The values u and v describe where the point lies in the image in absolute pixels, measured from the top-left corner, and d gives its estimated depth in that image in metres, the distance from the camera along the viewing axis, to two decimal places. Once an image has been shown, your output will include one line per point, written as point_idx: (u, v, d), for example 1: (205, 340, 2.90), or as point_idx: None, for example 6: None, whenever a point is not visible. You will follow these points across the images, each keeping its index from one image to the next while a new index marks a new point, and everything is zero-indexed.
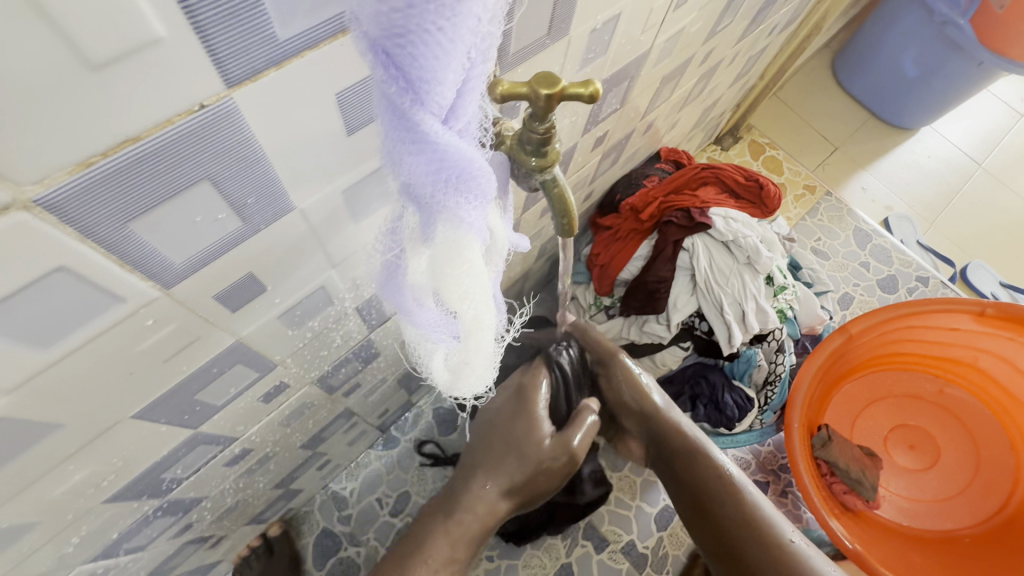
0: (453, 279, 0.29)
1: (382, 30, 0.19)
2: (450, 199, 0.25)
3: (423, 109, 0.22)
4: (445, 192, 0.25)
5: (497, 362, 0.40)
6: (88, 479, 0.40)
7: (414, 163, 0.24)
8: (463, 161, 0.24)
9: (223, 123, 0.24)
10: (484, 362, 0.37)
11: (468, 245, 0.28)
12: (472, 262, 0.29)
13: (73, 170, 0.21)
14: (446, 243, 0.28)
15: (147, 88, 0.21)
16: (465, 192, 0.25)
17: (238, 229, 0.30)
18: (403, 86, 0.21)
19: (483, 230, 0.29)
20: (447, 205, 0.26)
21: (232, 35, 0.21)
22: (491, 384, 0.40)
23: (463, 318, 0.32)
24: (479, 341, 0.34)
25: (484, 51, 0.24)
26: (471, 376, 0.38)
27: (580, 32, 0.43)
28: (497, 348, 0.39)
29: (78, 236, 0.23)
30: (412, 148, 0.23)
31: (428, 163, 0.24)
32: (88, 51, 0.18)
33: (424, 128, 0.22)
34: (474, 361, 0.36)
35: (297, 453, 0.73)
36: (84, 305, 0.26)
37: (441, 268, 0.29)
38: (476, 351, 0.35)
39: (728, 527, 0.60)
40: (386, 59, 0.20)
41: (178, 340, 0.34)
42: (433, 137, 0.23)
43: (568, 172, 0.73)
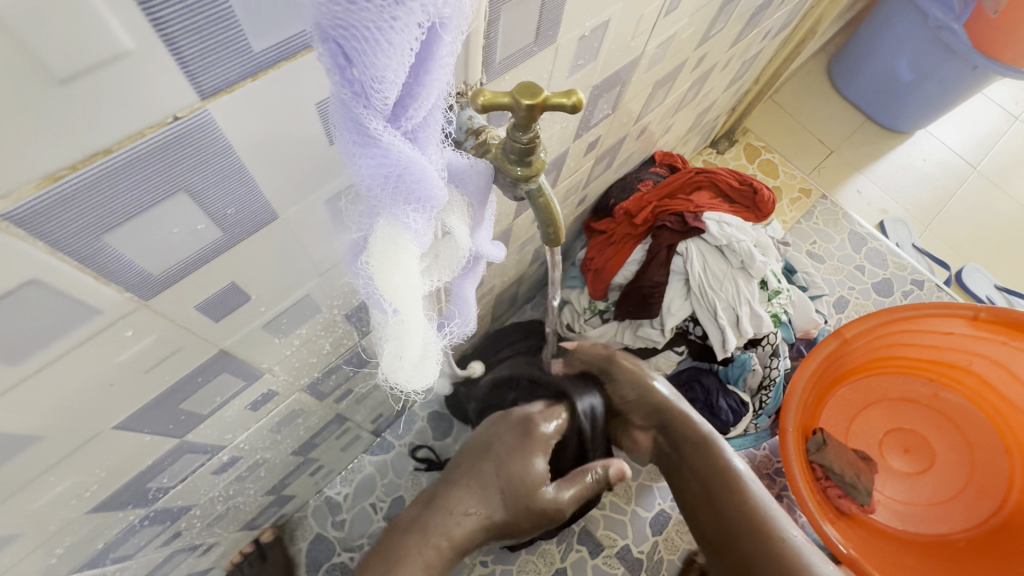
0: (385, 277, 0.28)
1: (322, 25, 0.19)
2: (389, 196, 0.26)
3: (365, 108, 0.22)
4: (383, 189, 0.25)
5: (437, 365, 0.38)
6: (71, 490, 0.39)
7: (356, 158, 0.24)
8: (403, 162, 0.24)
9: (197, 135, 0.24)
10: (418, 365, 0.35)
11: (403, 243, 0.28)
12: (406, 264, 0.28)
13: (41, 184, 0.20)
14: (385, 233, 0.27)
15: (119, 101, 0.20)
16: (404, 188, 0.25)
17: (219, 240, 0.30)
18: (346, 82, 0.21)
19: (427, 233, 0.29)
20: (384, 199, 0.26)
21: (204, 46, 0.21)
22: (427, 386, 0.38)
23: (395, 311, 0.31)
24: (411, 343, 0.33)
25: (445, 55, 0.24)
26: (402, 379, 0.36)
27: (568, 39, 0.43)
28: (438, 349, 0.37)
29: (50, 250, 0.23)
30: (355, 143, 0.23)
31: (368, 160, 0.24)
32: (53, 65, 0.18)
33: (365, 125, 0.22)
34: (407, 364, 0.34)
35: (289, 459, 0.73)
36: (59, 319, 0.26)
37: (375, 262, 0.28)
38: (409, 354, 0.33)
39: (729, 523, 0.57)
40: (330, 55, 0.20)
41: (159, 350, 0.34)
42: (375, 136, 0.23)
43: (561, 177, 0.73)
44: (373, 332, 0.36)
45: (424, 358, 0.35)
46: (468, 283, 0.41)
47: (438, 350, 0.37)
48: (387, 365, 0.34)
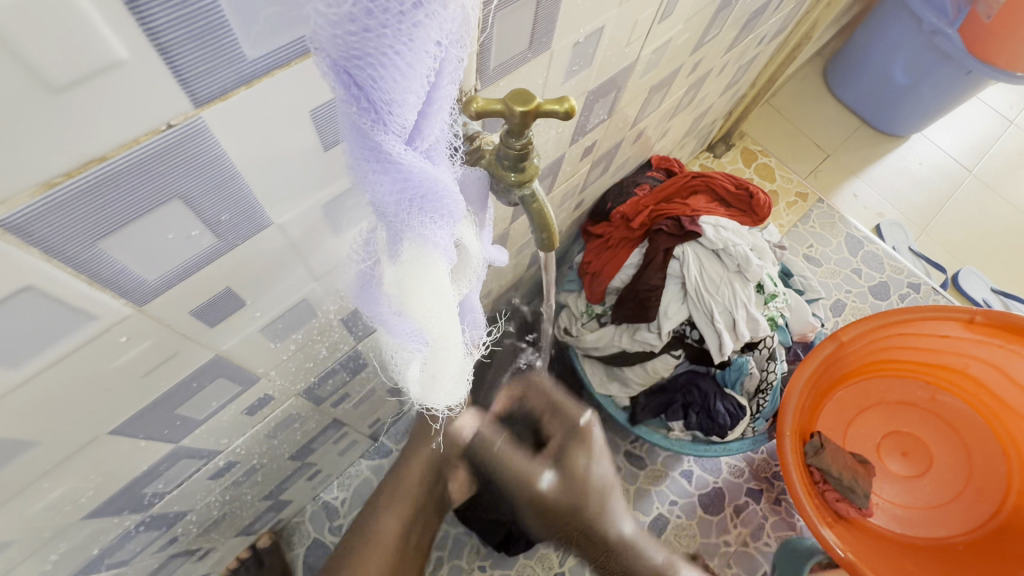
0: (419, 300, 0.29)
1: (341, 53, 0.19)
2: (415, 220, 0.26)
3: (384, 132, 0.22)
4: (409, 211, 0.25)
5: (470, 376, 0.38)
6: (66, 496, 0.39)
7: (379, 183, 0.24)
8: (425, 182, 0.24)
9: (193, 142, 0.24)
10: (457, 380, 0.36)
11: (433, 264, 0.28)
12: (436, 282, 0.28)
13: (36, 191, 0.21)
14: (412, 257, 0.27)
15: (113, 109, 0.20)
16: (430, 212, 0.26)
17: (213, 246, 0.30)
18: (365, 108, 0.21)
19: (452, 249, 0.29)
20: (412, 224, 0.26)
21: (197, 56, 0.21)
22: (463, 398, 0.38)
23: (429, 332, 0.31)
24: (454, 360, 0.34)
25: (451, 70, 0.24)
26: (442, 395, 0.37)
27: (562, 46, 0.43)
28: (470, 361, 0.38)
29: (45, 256, 0.23)
30: (376, 168, 0.23)
31: (390, 184, 0.24)
32: (48, 75, 0.18)
33: (386, 149, 0.23)
34: (446, 380, 0.35)
35: (286, 464, 0.73)
36: (54, 325, 0.26)
37: (408, 287, 0.29)
38: (448, 372, 0.35)
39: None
40: (347, 82, 0.20)
41: (155, 356, 0.34)
42: (396, 158, 0.23)
43: (557, 182, 0.74)
44: (404, 355, 0.37)
45: (460, 373, 0.36)
46: (476, 292, 0.41)
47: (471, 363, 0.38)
48: (422, 386, 0.36)
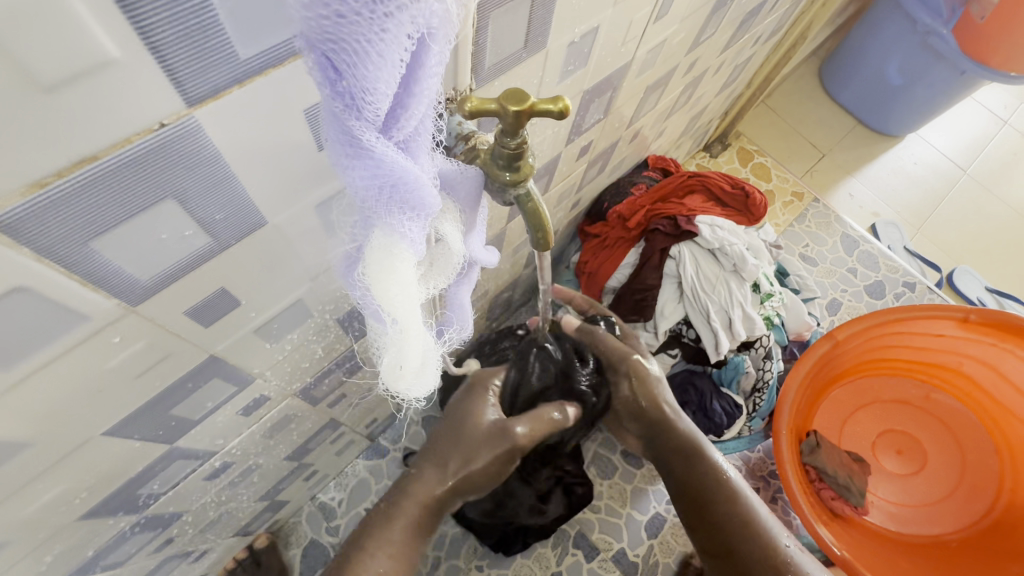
0: (382, 287, 0.28)
1: (314, 36, 0.19)
2: (384, 208, 0.25)
3: (356, 118, 0.22)
4: (378, 199, 0.25)
5: (437, 372, 0.37)
6: (60, 497, 0.39)
7: (350, 169, 0.23)
8: (396, 172, 0.24)
9: (184, 142, 0.24)
10: (421, 373, 0.35)
11: (400, 254, 0.27)
12: (401, 272, 0.28)
13: (26, 191, 0.20)
14: (380, 244, 0.27)
15: (105, 108, 0.20)
16: (399, 201, 0.25)
17: (207, 245, 0.30)
18: (338, 93, 0.21)
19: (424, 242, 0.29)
20: (380, 212, 0.25)
21: (190, 54, 0.21)
22: (427, 394, 0.37)
23: (393, 321, 0.30)
24: (411, 352, 0.32)
25: (435, 63, 0.23)
26: (406, 387, 0.35)
27: (557, 45, 0.43)
28: (438, 356, 0.36)
29: (35, 257, 0.23)
30: (349, 154, 0.23)
31: (361, 170, 0.23)
32: (39, 73, 0.18)
33: (357, 136, 0.22)
34: (408, 373, 0.34)
35: (282, 465, 0.72)
36: (47, 326, 0.26)
37: (370, 273, 0.28)
38: (409, 363, 0.33)
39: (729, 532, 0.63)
40: (323, 66, 0.20)
41: (149, 356, 0.34)
42: (367, 146, 0.23)
43: (554, 182, 0.74)
44: (375, 342, 0.35)
45: (425, 367, 0.35)
46: (463, 289, 0.41)
47: (438, 356, 0.37)
48: (386, 374, 0.34)
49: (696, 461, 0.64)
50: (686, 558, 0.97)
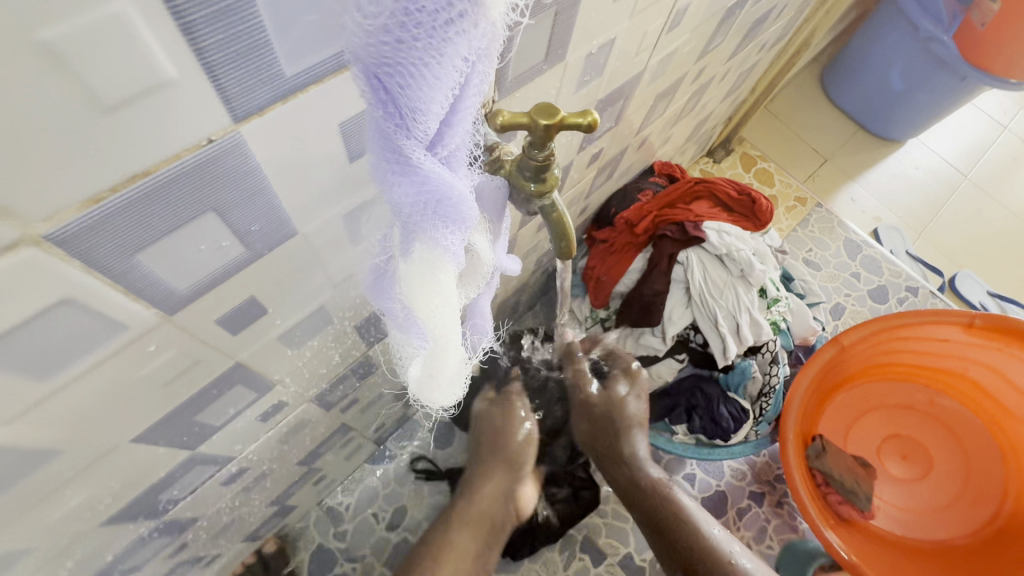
0: (422, 298, 0.28)
1: (373, 59, 0.19)
2: (428, 222, 0.26)
3: (406, 137, 0.22)
4: (423, 214, 0.26)
5: (466, 380, 0.37)
6: (85, 503, 0.39)
7: (397, 186, 0.24)
8: (441, 189, 0.25)
9: (228, 156, 0.24)
10: (454, 381, 0.35)
11: (442, 268, 0.28)
12: (443, 284, 0.28)
13: (82, 206, 0.21)
14: (421, 260, 0.27)
15: (159, 126, 0.21)
16: (442, 217, 0.26)
17: (241, 255, 0.31)
18: (390, 112, 0.21)
19: (461, 254, 0.29)
20: (424, 228, 0.26)
21: (240, 74, 0.22)
22: (457, 401, 0.38)
23: (431, 334, 0.31)
24: (448, 363, 0.33)
25: (478, 84, 0.24)
26: (437, 395, 0.36)
27: (576, 57, 0.44)
28: (468, 365, 0.37)
29: (84, 268, 0.23)
30: (396, 171, 0.24)
31: (406, 186, 0.24)
32: (101, 94, 0.19)
33: (406, 153, 0.23)
34: (442, 382, 0.34)
35: (294, 470, 0.73)
36: (88, 334, 0.26)
37: (411, 284, 0.28)
38: (444, 373, 0.34)
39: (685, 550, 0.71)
40: (377, 86, 0.20)
41: (179, 364, 0.34)
42: (415, 164, 0.23)
43: (564, 189, 0.74)
44: (405, 350, 0.36)
45: (457, 375, 0.35)
46: (486, 299, 0.42)
47: (468, 365, 0.37)
48: (420, 384, 0.35)
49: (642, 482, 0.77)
50: None
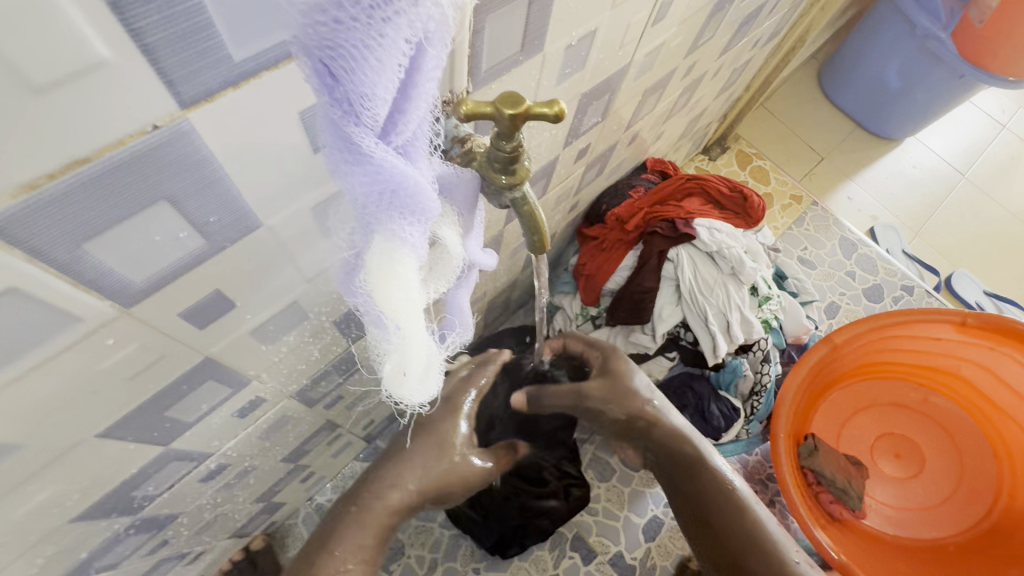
0: (383, 293, 0.28)
1: (313, 42, 0.18)
2: (384, 213, 0.25)
3: (356, 125, 0.21)
4: (379, 205, 0.25)
5: (438, 375, 0.36)
6: (53, 499, 0.39)
7: (352, 177, 0.23)
8: (396, 178, 0.24)
9: (178, 144, 0.24)
10: (424, 378, 0.34)
11: (402, 260, 0.27)
12: (404, 277, 0.27)
13: (19, 193, 0.20)
14: (381, 253, 0.27)
15: (97, 110, 0.20)
16: (399, 207, 0.25)
17: (202, 247, 0.30)
18: (337, 99, 0.20)
19: (424, 246, 0.28)
20: (381, 219, 0.25)
21: (184, 57, 0.21)
22: (430, 398, 0.36)
23: (396, 328, 0.30)
24: (414, 358, 0.32)
25: (432, 68, 0.23)
26: (409, 393, 0.35)
27: (555, 48, 0.43)
28: (439, 360, 0.36)
29: (28, 258, 0.23)
30: (349, 162, 0.23)
31: (360, 176, 0.23)
32: (30, 74, 0.18)
33: (357, 142, 0.22)
34: (411, 379, 0.33)
35: (279, 466, 0.72)
36: (39, 327, 0.26)
37: (372, 279, 0.27)
38: (413, 369, 0.32)
39: (733, 541, 0.64)
40: (321, 71, 0.19)
41: (142, 358, 0.33)
42: (367, 153, 0.22)
43: (551, 184, 0.73)
44: (376, 348, 0.35)
45: (427, 371, 0.34)
46: (462, 293, 0.41)
47: (441, 360, 0.37)
48: (389, 381, 0.34)
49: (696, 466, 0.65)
50: (683, 561, 0.97)
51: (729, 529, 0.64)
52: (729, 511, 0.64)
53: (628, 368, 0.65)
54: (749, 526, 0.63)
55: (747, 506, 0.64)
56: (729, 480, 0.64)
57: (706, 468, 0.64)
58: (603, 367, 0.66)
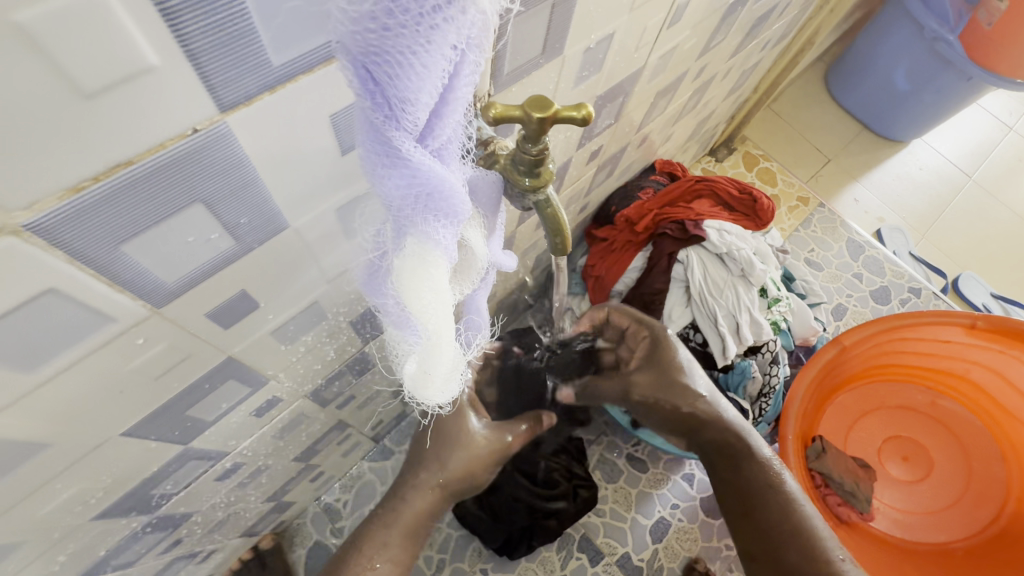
0: (414, 294, 0.28)
1: (360, 48, 0.19)
2: (418, 215, 0.26)
3: (396, 129, 0.22)
4: (413, 207, 0.25)
5: (462, 376, 0.37)
6: (76, 496, 0.39)
7: (388, 180, 0.24)
8: (432, 181, 0.24)
9: (215, 146, 0.24)
10: (449, 379, 0.35)
11: (433, 262, 0.27)
12: (435, 279, 0.28)
13: (64, 195, 0.21)
14: (413, 254, 0.27)
15: (142, 114, 0.21)
16: (433, 210, 0.25)
17: (231, 249, 0.30)
18: (379, 103, 0.21)
19: (454, 248, 0.29)
20: (414, 221, 0.26)
21: (225, 62, 0.21)
22: (453, 398, 0.37)
23: (424, 329, 0.30)
24: (441, 359, 0.32)
25: (469, 73, 0.23)
26: (432, 393, 0.35)
27: (574, 51, 0.44)
28: (463, 360, 0.36)
29: (69, 259, 0.23)
30: (387, 166, 0.23)
31: (397, 179, 0.24)
32: (80, 80, 0.18)
33: (396, 146, 0.22)
34: (436, 379, 0.33)
35: (290, 466, 0.72)
36: (75, 326, 0.26)
37: (403, 279, 0.28)
38: (438, 370, 0.33)
39: (779, 539, 0.60)
40: (365, 76, 0.20)
41: (169, 358, 0.34)
42: (405, 156, 0.23)
43: (563, 186, 0.74)
44: (400, 349, 0.35)
45: (452, 372, 0.34)
46: (482, 294, 0.41)
47: (464, 361, 0.37)
48: (414, 381, 0.34)
49: (745, 455, 0.64)
50: (690, 563, 0.98)
51: (773, 521, 0.61)
52: (775, 504, 0.61)
53: (675, 354, 0.64)
54: (795, 522, 0.60)
55: (795, 502, 0.61)
56: (779, 473, 0.63)
57: (755, 458, 0.63)
58: (649, 352, 0.66)
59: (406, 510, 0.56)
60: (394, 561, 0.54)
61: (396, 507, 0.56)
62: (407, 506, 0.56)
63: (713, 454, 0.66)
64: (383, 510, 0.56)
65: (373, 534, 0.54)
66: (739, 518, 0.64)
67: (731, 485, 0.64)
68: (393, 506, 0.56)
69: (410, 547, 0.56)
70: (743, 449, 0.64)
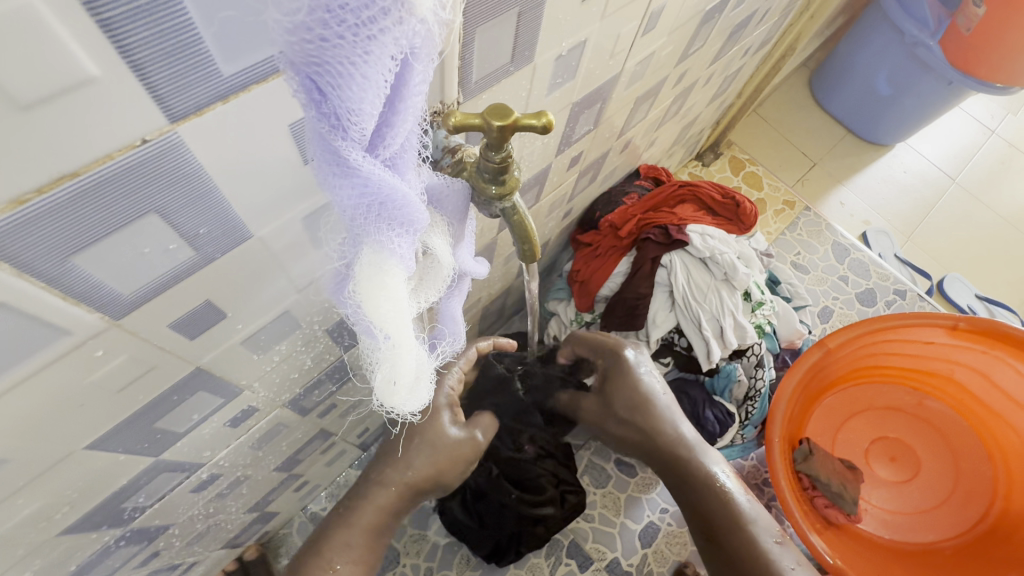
0: (372, 304, 0.28)
1: (298, 59, 0.19)
2: (372, 224, 0.25)
3: (343, 139, 0.22)
4: (367, 217, 0.25)
5: (431, 384, 0.37)
6: (41, 511, 0.38)
7: (340, 190, 0.24)
8: (384, 190, 0.24)
9: (168, 157, 0.24)
10: (415, 386, 0.34)
11: (390, 271, 0.27)
12: (392, 288, 0.28)
13: (6, 208, 0.20)
14: (369, 265, 0.27)
15: (84, 125, 0.20)
16: (388, 219, 0.25)
17: (192, 259, 0.30)
18: (322, 114, 0.21)
19: (413, 257, 0.29)
20: (369, 231, 0.26)
21: (172, 72, 0.21)
22: (422, 408, 0.36)
23: (383, 337, 0.29)
24: (405, 367, 0.31)
25: (419, 83, 0.23)
26: (399, 402, 0.35)
27: (545, 58, 0.44)
28: (431, 368, 0.36)
29: (17, 273, 0.23)
30: (337, 176, 0.23)
31: (348, 189, 0.24)
32: (16, 92, 0.18)
33: (344, 156, 0.22)
34: (402, 389, 0.33)
35: (272, 476, 0.72)
36: (26, 340, 0.26)
37: (360, 290, 0.28)
38: (403, 379, 0.32)
39: (736, 558, 0.61)
40: (308, 85, 0.20)
41: (132, 370, 0.33)
42: (354, 165, 0.23)
43: (544, 192, 0.74)
44: (367, 357, 0.35)
45: (418, 380, 0.34)
46: (455, 301, 0.41)
47: (432, 369, 0.37)
48: (379, 391, 0.33)
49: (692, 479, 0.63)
50: (680, 567, 0.97)
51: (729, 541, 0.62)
52: (727, 522, 0.62)
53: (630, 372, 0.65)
54: (744, 542, 0.61)
55: (745, 520, 0.61)
56: (732, 495, 0.62)
57: (703, 478, 0.63)
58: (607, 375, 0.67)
59: (378, 509, 0.55)
60: (356, 561, 0.54)
61: (390, 514, 0.56)
62: (379, 506, 0.55)
63: (668, 476, 0.67)
64: (340, 511, 0.56)
65: (334, 535, 0.54)
66: (699, 535, 0.65)
67: (687, 502, 0.65)
68: (355, 504, 0.55)
69: (375, 548, 0.56)
70: (694, 473, 0.63)
